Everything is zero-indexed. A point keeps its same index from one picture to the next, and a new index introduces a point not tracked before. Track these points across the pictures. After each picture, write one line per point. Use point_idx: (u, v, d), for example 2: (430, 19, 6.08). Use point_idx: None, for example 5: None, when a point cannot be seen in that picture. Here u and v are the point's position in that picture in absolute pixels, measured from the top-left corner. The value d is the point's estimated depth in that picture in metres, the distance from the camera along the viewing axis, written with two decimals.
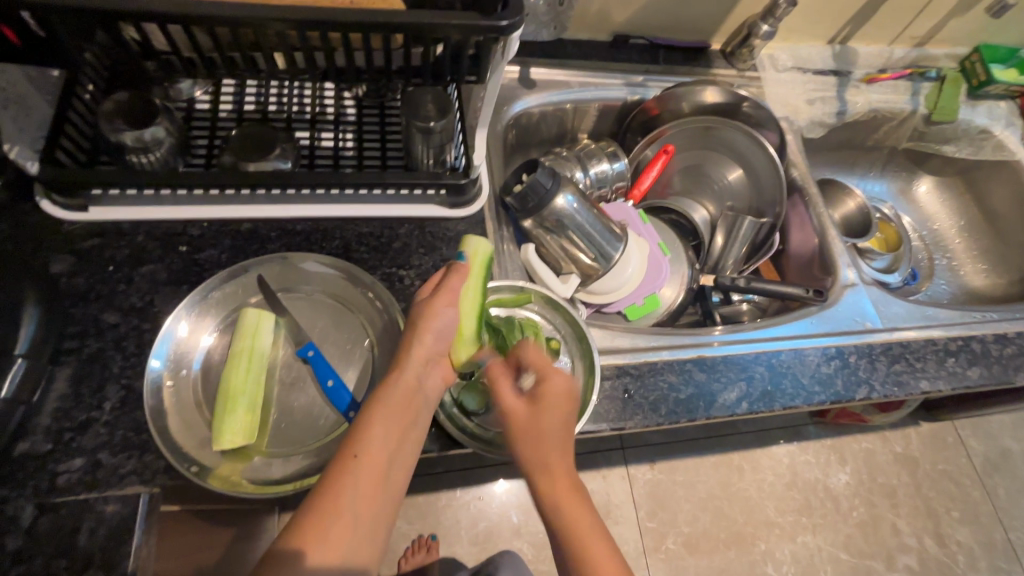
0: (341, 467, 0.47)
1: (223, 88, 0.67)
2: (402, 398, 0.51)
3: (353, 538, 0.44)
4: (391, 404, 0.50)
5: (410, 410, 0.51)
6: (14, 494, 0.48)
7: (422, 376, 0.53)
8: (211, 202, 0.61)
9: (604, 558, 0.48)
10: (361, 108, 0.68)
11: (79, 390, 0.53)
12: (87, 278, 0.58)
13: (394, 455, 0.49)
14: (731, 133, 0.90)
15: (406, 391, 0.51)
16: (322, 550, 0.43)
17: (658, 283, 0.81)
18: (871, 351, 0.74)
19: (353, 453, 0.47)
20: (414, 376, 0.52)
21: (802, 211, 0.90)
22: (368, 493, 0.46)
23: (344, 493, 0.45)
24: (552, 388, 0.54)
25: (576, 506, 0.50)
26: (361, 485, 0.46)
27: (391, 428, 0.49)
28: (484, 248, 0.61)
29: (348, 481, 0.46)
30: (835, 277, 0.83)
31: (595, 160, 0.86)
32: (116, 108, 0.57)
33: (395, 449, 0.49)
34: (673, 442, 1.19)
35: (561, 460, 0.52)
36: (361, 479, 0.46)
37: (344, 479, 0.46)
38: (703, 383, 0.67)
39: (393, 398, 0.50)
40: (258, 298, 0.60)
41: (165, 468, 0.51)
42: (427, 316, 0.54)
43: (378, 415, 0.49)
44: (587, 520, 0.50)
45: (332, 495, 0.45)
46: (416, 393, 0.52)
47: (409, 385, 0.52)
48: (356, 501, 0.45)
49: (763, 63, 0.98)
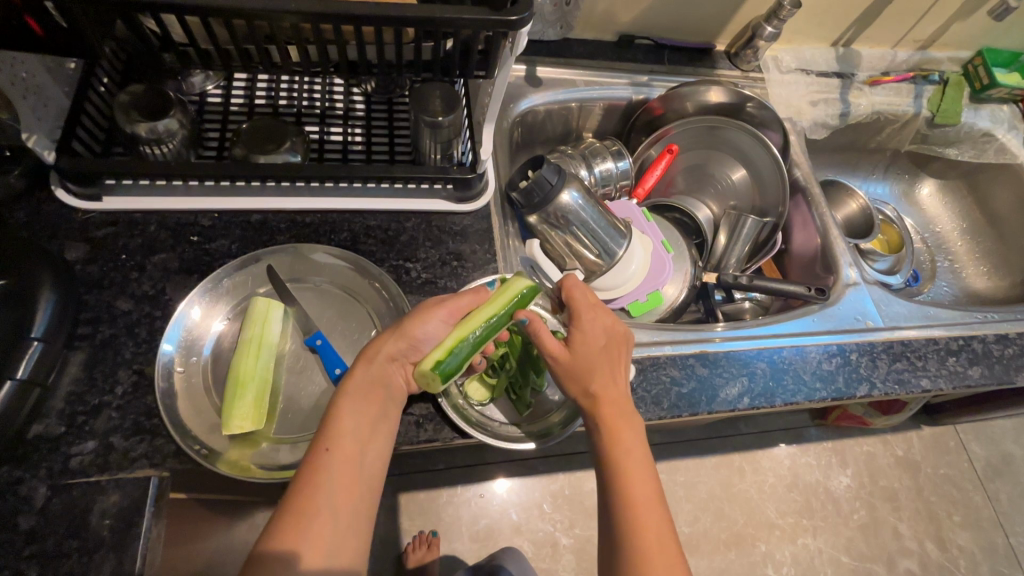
0: (313, 464, 0.47)
1: (235, 83, 0.68)
2: (368, 389, 0.51)
3: (336, 530, 0.45)
4: (358, 398, 0.50)
5: (377, 402, 0.51)
6: (28, 475, 0.49)
7: (390, 371, 0.53)
8: (223, 194, 0.63)
9: (638, 471, 0.52)
10: (369, 104, 0.69)
11: (91, 374, 0.54)
12: (100, 266, 0.59)
13: (364, 447, 0.49)
14: (735, 133, 0.91)
15: (372, 385, 0.51)
16: (305, 545, 0.44)
17: (661, 280, 0.81)
18: (873, 349, 0.75)
19: (324, 448, 0.48)
20: (380, 372, 0.52)
21: (805, 211, 0.91)
22: (344, 486, 0.47)
23: (319, 489, 0.46)
24: (593, 325, 0.57)
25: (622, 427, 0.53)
26: (336, 480, 0.47)
27: (359, 419, 0.50)
28: (525, 285, 0.60)
29: (324, 476, 0.47)
30: (837, 275, 0.84)
31: (600, 158, 0.87)
32: (132, 99, 0.58)
33: (366, 440, 0.49)
34: (674, 442, 1.19)
35: (606, 382, 0.55)
36: (334, 473, 0.47)
37: (317, 475, 0.47)
38: (705, 378, 0.68)
39: (360, 392, 0.51)
40: (267, 288, 0.61)
41: (174, 453, 0.52)
42: (412, 323, 0.54)
43: (344, 410, 0.50)
44: (628, 437, 0.53)
45: (307, 492, 0.46)
46: (384, 386, 0.52)
47: (375, 379, 0.52)
48: (333, 495, 0.46)
49: (766, 64, 0.99)
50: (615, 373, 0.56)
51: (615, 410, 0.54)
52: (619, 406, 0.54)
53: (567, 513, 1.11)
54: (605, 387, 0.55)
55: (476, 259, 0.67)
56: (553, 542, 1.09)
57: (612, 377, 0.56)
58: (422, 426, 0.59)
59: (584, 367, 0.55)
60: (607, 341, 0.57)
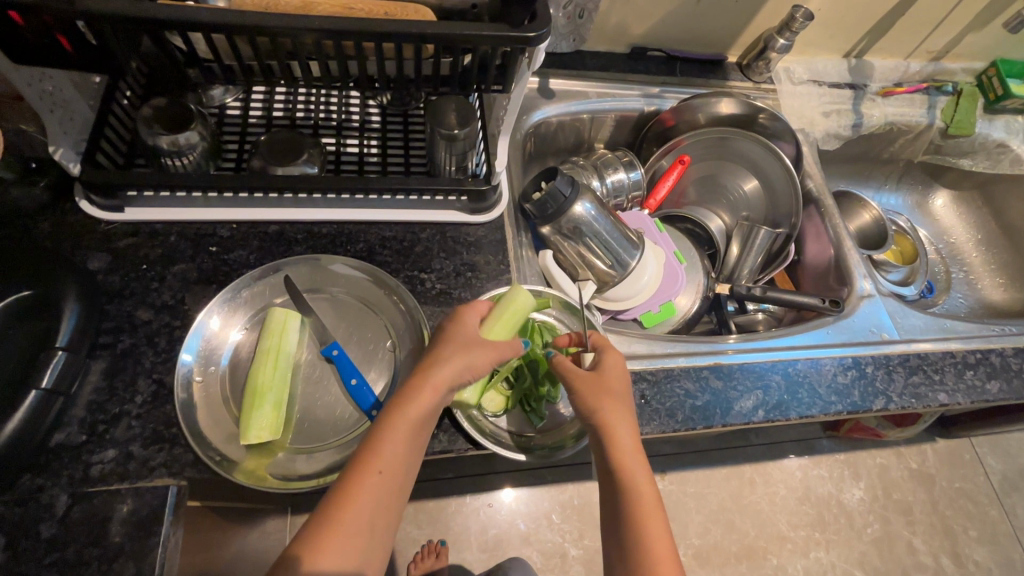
0: (363, 481, 0.47)
1: (253, 96, 0.69)
2: (427, 413, 0.50)
3: (369, 543, 0.46)
4: (416, 421, 0.49)
5: (430, 425, 0.51)
6: (49, 483, 0.50)
7: (446, 398, 0.52)
8: (242, 205, 0.64)
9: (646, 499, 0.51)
10: (385, 116, 0.70)
11: (112, 383, 0.54)
12: (121, 276, 0.60)
13: (410, 469, 0.49)
14: (747, 144, 0.91)
15: (431, 409, 0.50)
16: (340, 557, 0.45)
17: (673, 291, 0.82)
18: (889, 362, 0.74)
19: (376, 470, 0.47)
20: (441, 399, 0.51)
21: (818, 222, 0.91)
22: (385, 503, 0.48)
23: (363, 504, 0.46)
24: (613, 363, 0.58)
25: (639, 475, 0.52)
26: (379, 498, 0.47)
27: (412, 441, 0.49)
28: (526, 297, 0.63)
29: (368, 493, 0.47)
30: (852, 287, 0.84)
31: (612, 169, 0.87)
32: (154, 113, 0.59)
33: (412, 463, 0.49)
34: (684, 452, 1.18)
35: (621, 421, 0.54)
36: (380, 492, 0.47)
37: (361, 492, 0.47)
38: (719, 391, 0.67)
39: (418, 415, 0.50)
40: (284, 298, 0.62)
41: (193, 462, 0.52)
42: (479, 364, 0.54)
43: (401, 432, 0.49)
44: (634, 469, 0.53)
45: (350, 507, 0.46)
46: (439, 409, 0.52)
47: (435, 404, 0.51)
48: (373, 513, 0.47)
49: (778, 75, 0.99)
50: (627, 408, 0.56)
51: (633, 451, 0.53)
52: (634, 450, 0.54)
53: (576, 523, 1.10)
54: (619, 426, 0.54)
55: (490, 270, 0.67)
56: (562, 553, 1.08)
57: (629, 417, 0.55)
58: (436, 436, 0.59)
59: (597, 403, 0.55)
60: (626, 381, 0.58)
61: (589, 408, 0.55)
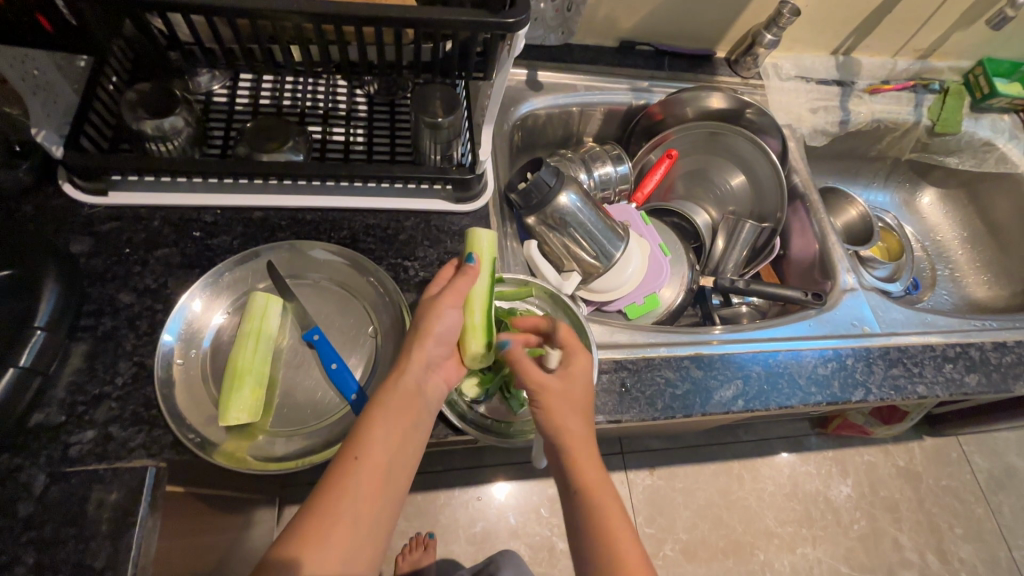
0: (341, 470, 0.48)
1: (240, 83, 0.70)
2: (404, 400, 0.52)
3: (354, 537, 0.46)
4: (391, 407, 0.51)
5: (410, 413, 0.52)
6: (28, 462, 0.50)
7: (423, 380, 0.54)
8: (226, 191, 0.64)
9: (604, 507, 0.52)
10: (371, 105, 0.70)
11: (93, 365, 0.55)
12: (103, 260, 0.60)
13: (394, 458, 0.50)
14: (734, 138, 0.92)
15: (406, 394, 0.52)
16: (322, 551, 0.44)
17: (658, 283, 0.82)
18: (869, 355, 0.75)
19: (353, 456, 0.49)
20: (413, 381, 0.53)
21: (803, 217, 0.92)
22: (370, 494, 0.48)
23: (344, 495, 0.47)
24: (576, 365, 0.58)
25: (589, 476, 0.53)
26: (361, 487, 0.48)
27: (392, 429, 0.51)
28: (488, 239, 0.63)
29: (349, 482, 0.47)
30: (835, 281, 0.84)
31: (600, 162, 0.88)
32: (138, 97, 0.59)
33: (395, 452, 0.50)
34: (673, 448, 1.19)
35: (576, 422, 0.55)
36: (361, 482, 0.48)
37: (344, 481, 0.47)
38: (700, 380, 0.68)
39: (394, 401, 0.52)
40: (267, 284, 0.62)
41: (172, 443, 0.53)
42: (430, 319, 0.55)
43: (379, 419, 0.51)
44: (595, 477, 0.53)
45: (333, 499, 0.47)
46: (417, 397, 0.53)
47: (408, 388, 0.53)
48: (356, 504, 0.47)
49: (766, 71, 1.00)
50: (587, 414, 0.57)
51: (583, 452, 0.54)
52: (594, 462, 0.54)
53: None
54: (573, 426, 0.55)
55: None
56: (550, 547, 1.09)
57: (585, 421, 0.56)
58: None
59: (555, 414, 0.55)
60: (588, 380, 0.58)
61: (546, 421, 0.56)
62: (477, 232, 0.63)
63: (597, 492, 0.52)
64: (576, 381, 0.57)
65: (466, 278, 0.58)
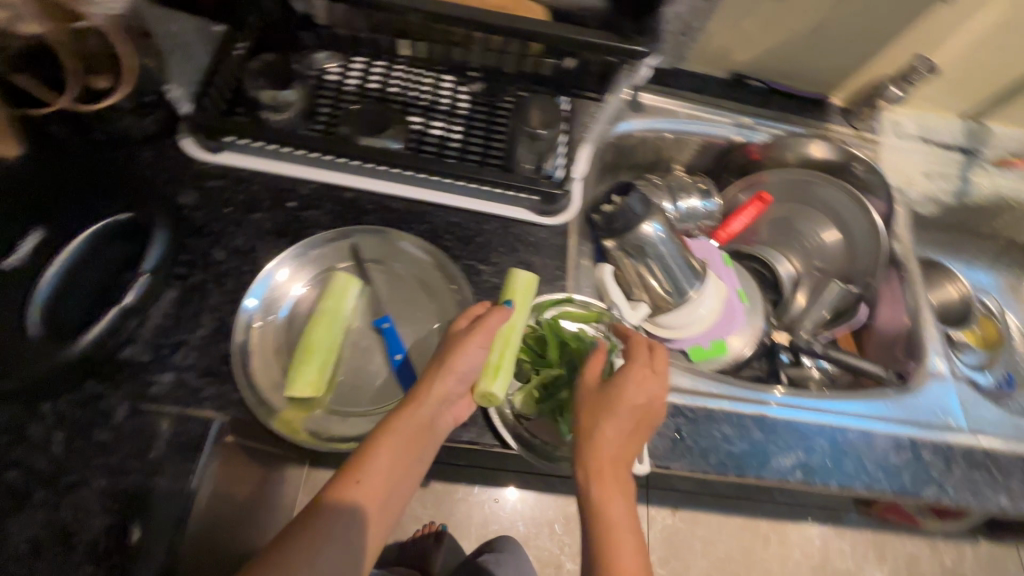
0: (342, 488, 0.49)
1: (353, 61, 0.68)
2: (416, 431, 0.52)
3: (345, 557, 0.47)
4: (402, 435, 0.51)
5: (418, 445, 0.52)
6: (109, 393, 0.53)
7: (437, 416, 0.54)
8: (324, 168, 0.66)
9: (622, 531, 0.51)
10: (474, 105, 0.69)
11: (179, 313, 0.57)
12: (204, 214, 0.63)
13: (394, 484, 0.51)
14: (835, 192, 0.86)
15: (417, 429, 0.52)
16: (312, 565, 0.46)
17: (728, 330, 0.79)
18: (950, 452, 0.69)
19: (356, 477, 0.49)
20: (427, 414, 0.53)
21: (897, 287, 0.84)
22: (365, 517, 0.49)
23: (341, 514, 0.48)
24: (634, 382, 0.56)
25: (614, 492, 0.52)
26: (360, 510, 0.49)
27: (398, 456, 0.51)
28: (523, 278, 0.62)
29: (348, 502, 0.49)
30: (922, 363, 0.78)
31: (686, 194, 0.85)
32: (264, 67, 0.64)
33: (396, 479, 0.51)
34: (701, 493, 1.14)
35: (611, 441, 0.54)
36: (360, 504, 0.49)
37: (343, 500, 0.49)
38: (759, 442, 0.64)
39: (405, 430, 0.51)
40: (348, 264, 0.64)
41: (237, 401, 0.55)
42: (455, 357, 0.54)
43: (388, 443, 0.51)
44: (615, 501, 0.52)
45: (329, 515, 0.48)
46: (428, 429, 0.53)
47: (422, 421, 0.52)
48: (350, 525, 0.48)
49: (883, 125, 0.92)
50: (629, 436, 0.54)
51: (611, 471, 0.53)
52: (618, 479, 0.53)
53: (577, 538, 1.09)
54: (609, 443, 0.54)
55: (547, 273, 0.67)
56: (557, 564, 1.07)
57: (622, 436, 0.54)
58: (465, 427, 0.59)
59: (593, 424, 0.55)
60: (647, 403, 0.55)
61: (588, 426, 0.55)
62: (514, 272, 0.62)
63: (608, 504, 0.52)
64: (628, 390, 0.55)
65: (496, 316, 0.57)
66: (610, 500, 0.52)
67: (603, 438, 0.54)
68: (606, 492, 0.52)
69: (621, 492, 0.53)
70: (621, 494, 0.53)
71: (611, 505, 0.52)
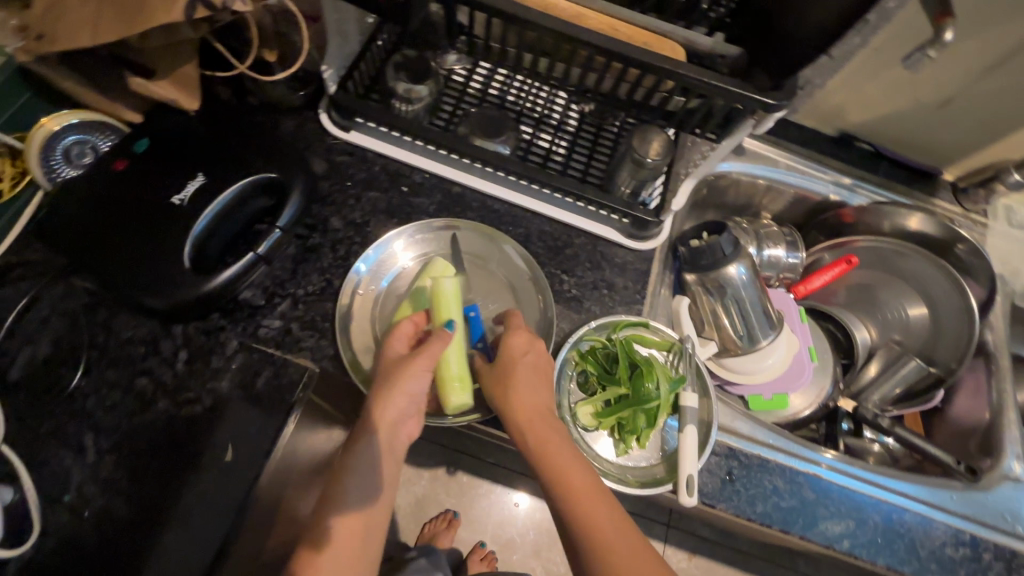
0: (331, 500, 0.57)
1: (478, 68, 0.74)
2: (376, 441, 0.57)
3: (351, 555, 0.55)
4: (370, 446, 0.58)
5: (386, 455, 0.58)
6: (228, 326, 0.60)
7: (397, 431, 0.58)
8: (438, 160, 0.71)
9: (589, 493, 0.55)
10: (581, 123, 0.73)
11: (295, 268, 0.64)
12: (329, 184, 0.70)
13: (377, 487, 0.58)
14: (932, 269, 0.84)
15: (384, 446, 0.58)
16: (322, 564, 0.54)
17: (794, 386, 0.78)
18: (1014, 560, 0.65)
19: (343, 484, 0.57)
20: (384, 425, 0.57)
21: (981, 377, 0.81)
22: (361, 518, 0.57)
23: (339, 519, 0.56)
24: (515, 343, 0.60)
25: (557, 456, 0.56)
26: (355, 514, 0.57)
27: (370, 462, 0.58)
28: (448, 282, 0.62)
29: (340, 511, 0.56)
30: (998, 462, 0.74)
31: (773, 243, 0.85)
32: (402, 61, 0.68)
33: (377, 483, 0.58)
34: (722, 544, 1.12)
35: (532, 403, 0.58)
36: (352, 508, 0.57)
37: (337, 509, 0.56)
38: (810, 503, 0.64)
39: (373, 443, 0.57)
40: (445, 252, 0.69)
41: (331, 356, 0.61)
42: (396, 382, 0.57)
43: (357, 454, 0.58)
44: (564, 456, 0.57)
45: (329, 522, 0.56)
46: (392, 442, 0.58)
47: (377, 430, 0.57)
48: (349, 529, 0.56)
49: (996, 210, 0.88)
50: (541, 390, 0.59)
51: (542, 427, 0.58)
52: (555, 434, 0.58)
53: None
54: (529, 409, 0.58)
55: (626, 295, 0.70)
56: None
57: (538, 399, 0.59)
58: None
59: (510, 396, 0.58)
60: (535, 357, 0.60)
61: (500, 397, 0.58)
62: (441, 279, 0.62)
63: (564, 470, 0.56)
64: (512, 354, 0.60)
65: (440, 342, 0.59)
66: (560, 465, 0.56)
67: (521, 404, 0.58)
68: (554, 457, 0.57)
69: (567, 456, 0.57)
70: (567, 447, 0.57)
71: (567, 468, 0.56)
